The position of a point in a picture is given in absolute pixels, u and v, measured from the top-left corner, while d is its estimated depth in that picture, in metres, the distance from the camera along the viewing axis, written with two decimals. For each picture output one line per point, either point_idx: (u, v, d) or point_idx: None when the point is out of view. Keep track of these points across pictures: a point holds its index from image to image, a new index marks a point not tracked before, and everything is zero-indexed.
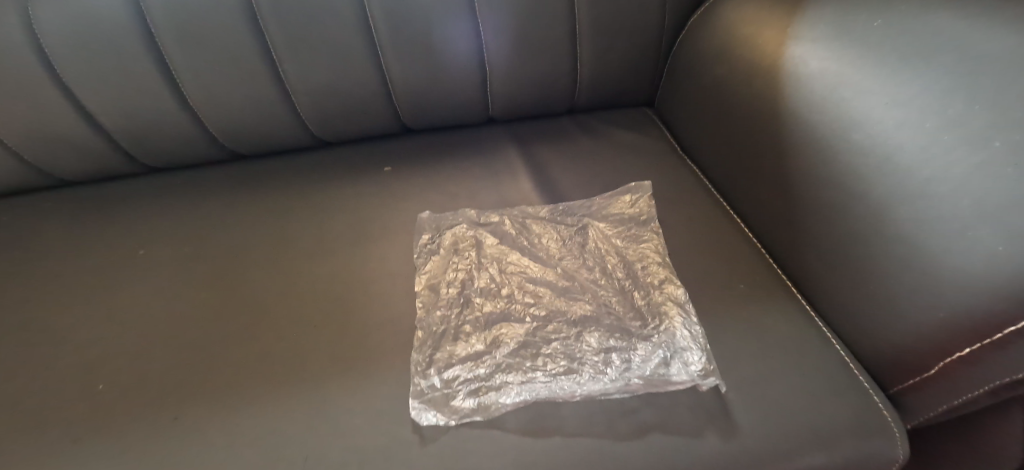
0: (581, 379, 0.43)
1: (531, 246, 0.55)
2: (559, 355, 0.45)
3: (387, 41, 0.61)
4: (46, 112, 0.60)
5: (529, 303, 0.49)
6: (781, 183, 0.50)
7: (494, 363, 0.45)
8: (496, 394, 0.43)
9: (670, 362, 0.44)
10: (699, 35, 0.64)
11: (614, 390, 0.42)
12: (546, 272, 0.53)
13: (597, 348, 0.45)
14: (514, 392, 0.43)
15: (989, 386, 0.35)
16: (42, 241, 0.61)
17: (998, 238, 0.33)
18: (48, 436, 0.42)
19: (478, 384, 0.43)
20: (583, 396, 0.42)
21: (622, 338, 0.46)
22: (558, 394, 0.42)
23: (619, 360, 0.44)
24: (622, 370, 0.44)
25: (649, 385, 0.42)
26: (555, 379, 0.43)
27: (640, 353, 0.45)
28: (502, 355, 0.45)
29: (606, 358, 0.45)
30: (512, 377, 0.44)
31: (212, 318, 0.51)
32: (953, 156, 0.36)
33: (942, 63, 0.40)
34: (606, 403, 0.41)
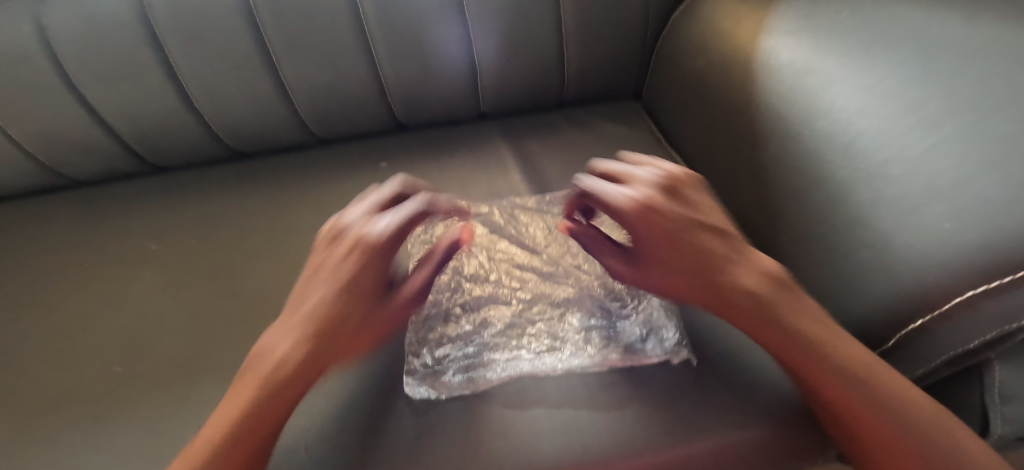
0: (563, 355, 0.46)
1: (519, 235, 0.58)
2: (543, 334, 0.48)
3: (381, 42, 0.64)
4: (59, 115, 0.64)
5: (516, 287, 0.52)
6: (756, 171, 0.53)
7: (482, 342, 0.48)
8: (483, 370, 0.46)
9: (646, 338, 0.47)
10: (681, 29, 0.67)
11: (592, 365, 0.45)
12: (533, 258, 0.55)
13: (579, 327, 0.48)
14: (500, 368, 0.46)
15: (946, 356, 0.37)
16: (57, 238, 0.65)
17: (945, 214, 0.36)
18: (75, 419, 0.47)
19: (467, 361, 0.46)
20: (564, 371, 0.45)
21: (602, 317, 0.49)
22: (541, 369, 0.45)
23: (599, 337, 0.47)
24: (601, 346, 0.47)
25: (624, 359, 0.46)
26: (539, 356, 0.46)
27: (618, 331, 0.48)
28: (489, 335, 0.48)
29: (587, 336, 0.48)
30: (498, 354, 0.47)
31: (219, 307, 0.55)
32: (906, 139, 0.39)
33: (900, 53, 0.43)
34: (584, 377, 0.45)
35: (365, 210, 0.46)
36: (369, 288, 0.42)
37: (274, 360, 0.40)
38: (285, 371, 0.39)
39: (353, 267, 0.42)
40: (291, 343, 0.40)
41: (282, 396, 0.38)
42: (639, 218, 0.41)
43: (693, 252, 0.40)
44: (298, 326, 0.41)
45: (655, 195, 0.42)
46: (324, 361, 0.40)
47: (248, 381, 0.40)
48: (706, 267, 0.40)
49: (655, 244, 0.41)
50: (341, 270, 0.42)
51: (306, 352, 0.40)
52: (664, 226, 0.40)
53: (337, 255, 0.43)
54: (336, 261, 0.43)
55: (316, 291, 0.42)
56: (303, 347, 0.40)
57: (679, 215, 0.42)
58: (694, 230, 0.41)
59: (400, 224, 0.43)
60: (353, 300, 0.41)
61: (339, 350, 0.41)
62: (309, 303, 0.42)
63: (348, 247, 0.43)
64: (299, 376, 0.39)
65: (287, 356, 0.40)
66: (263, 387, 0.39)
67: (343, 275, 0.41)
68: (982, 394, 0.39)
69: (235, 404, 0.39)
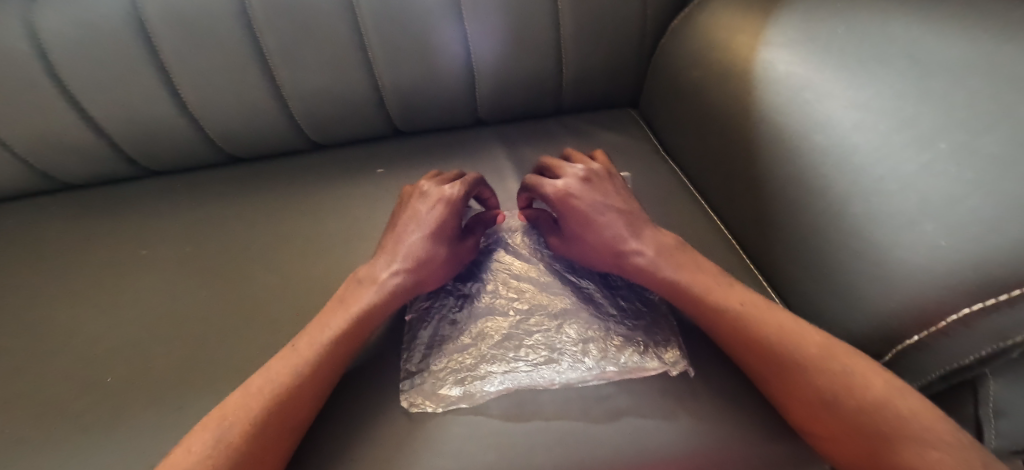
0: (561, 367, 0.46)
1: (516, 245, 0.57)
2: (540, 346, 0.48)
3: (378, 49, 0.64)
4: (50, 117, 0.63)
5: (513, 298, 0.52)
6: (752, 183, 0.53)
7: (479, 354, 0.47)
8: (480, 383, 0.45)
9: (644, 350, 0.47)
10: (678, 38, 0.67)
11: (591, 377, 0.45)
12: (529, 268, 0.55)
13: (577, 339, 0.48)
14: (498, 381, 0.45)
15: (938, 372, 0.37)
16: (46, 242, 0.64)
17: (940, 232, 0.36)
18: (61, 429, 0.46)
19: (464, 374, 0.46)
20: (562, 384, 0.45)
21: (600, 329, 0.49)
22: (539, 382, 0.45)
23: (597, 349, 0.47)
24: (600, 359, 0.46)
25: (622, 372, 0.45)
26: (536, 368, 0.46)
27: (616, 343, 0.47)
28: (486, 347, 0.48)
29: (584, 347, 0.47)
30: (495, 367, 0.46)
31: (210, 315, 0.54)
32: (901, 155, 0.40)
33: (896, 69, 0.43)
34: (582, 390, 0.45)
35: (436, 182, 0.57)
36: (451, 231, 0.52)
37: (379, 286, 0.49)
38: (383, 301, 0.48)
39: (438, 215, 0.52)
40: (394, 269, 0.49)
41: (383, 311, 0.48)
42: (560, 201, 0.51)
43: (604, 228, 0.50)
44: (396, 257, 0.50)
45: (578, 184, 0.52)
46: (417, 288, 0.50)
47: (300, 351, 0.44)
48: (613, 237, 0.49)
49: (575, 219, 0.50)
50: (430, 218, 0.52)
51: (404, 279, 0.49)
52: (578, 209, 0.50)
53: (424, 210, 0.53)
54: (426, 212, 0.53)
55: (407, 235, 0.52)
56: (404, 274, 0.49)
57: (595, 199, 0.51)
58: (609, 210, 0.51)
59: (469, 187, 0.55)
60: (437, 241, 0.51)
61: (434, 277, 0.50)
62: (401, 242, 0.51)
63: (433, 204, 0.53)
64: (398, 298, 0.49)
65: (390, 279, 0.49)
66: (365, 310, 0.47)
67: (432, 221, 0.52)
68: (976, 409, 0.39)
69: (313, 338, 0.45)
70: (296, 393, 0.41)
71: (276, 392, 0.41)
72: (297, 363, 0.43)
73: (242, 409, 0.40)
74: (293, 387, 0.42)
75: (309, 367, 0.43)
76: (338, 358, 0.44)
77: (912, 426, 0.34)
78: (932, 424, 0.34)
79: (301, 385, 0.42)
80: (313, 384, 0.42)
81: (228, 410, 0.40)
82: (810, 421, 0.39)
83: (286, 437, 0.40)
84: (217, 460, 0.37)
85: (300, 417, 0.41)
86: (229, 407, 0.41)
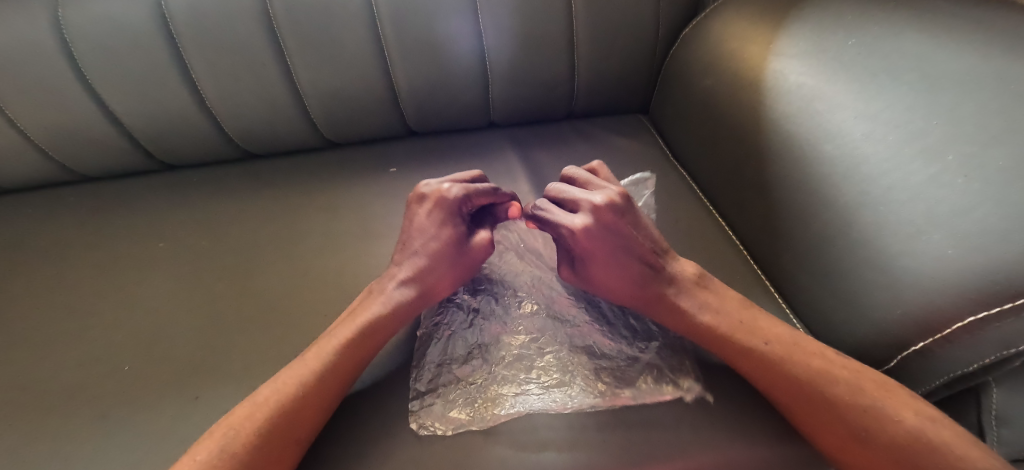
0: (572, 391, 0.46)
1: (530, 264, 0.59)
2: (552, 368, 0.48)
3: (395, 50, 0.65)
4: (72, 110, 0.64)
5: (524, 317, 0.53)
6: (762, 190, 0.54)
7: (490, 377, 0.48)
8: (492, 405, 0.46)
9: (658, 377, 0.47)
10: (690, 45, 0.68)
11: (603, 402, 0.45)
12: (540, 287, 0.56)
13: (588, 362, 0.49)
14: (509, 404, 0.46)
15: (946, 376, 0.38)
16: (64, 232, 0.65)
17: (946, 241, 0.37)
18: (78, 415, 0.47)
19: (475, 397, 0.47)
20: (574, 408, 0.45)
21: (611, 356, 0.49)
22: (550, 405, 0.45)
23: (609, 375, 0.48)
24: (612, 384, 0.47)
25: (634, 398, 0.46)
26: (547, 391, 0.47)
27: (628, 369, 0.48)
28: (497, 370, 0.49)
29: (596, 371, 0.48)
30: (507, 389, 0.47)
31: (226, 307, 0.55)
32: (909, 167, 0.41)
33: (906, 82, 0.44)
34: (594, 414, 0.45)
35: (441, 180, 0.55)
36: (451, 240, 0.50)
37: (386, 300, 0.49)
38: (389, 316, 0.48)
39: (438, 222, 0.51)
40: (400, 282, 0.49)
41: (392, 324, 0.48)
42: (585, 247, 0.45)
43: (634, 268, 0.47)
44: (401, 269, 0.50)
45: (607, 227, 0.45)
46: (424, 300, 0.50)
47: (308, 362, 0.45)
48: (642, 279, 0.47)
49: (603, 262, 0.46)
50: (431, 222, 0.51)
51: (410, 292, 0.49)
52: (605, 260, 0.46)
53: (423, 218, 0.52)
54: (424, 220, 0.52)
55: (408, 245, 0.51)
56: (409, 285, 0.49)
57: (622, 243, 0.46)
58: (635, 253, 0.46)
59: (469, 192, 0.53)
60: (439, 253, 0.50)
61: (440, 287, 0.50)
62: (406, 251, 0.51)
63: (431, 210, 0.52)
64: (405, 310, 0.49)
65: (397, 293, 0.49)
66: (371, 322, 0.47)
67: (432, 228, 0.51)
68: (979, 416, 0.40)
69: (323, 351, 0.45)
70: (301, 403, 0.42)
71: (281, 405, 0.41)
72: (303, 375, 0.43)
73: (246, 417, 0.40)
74: (300, 398, 0.42)
75: (315, 381, 0.43)
76: (344, 373, 0.45)
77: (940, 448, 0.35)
78: (954, 440, 0.35)
79: (307, 398, 0.42)
80: (319, 396, 0.43)
81: (232, 422, 0.41)
82: (834, 442, 0.39)
83: (291, 449, 0.40)
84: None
85: (306, 428, 0.42)
86: (236, 417, 0.41)
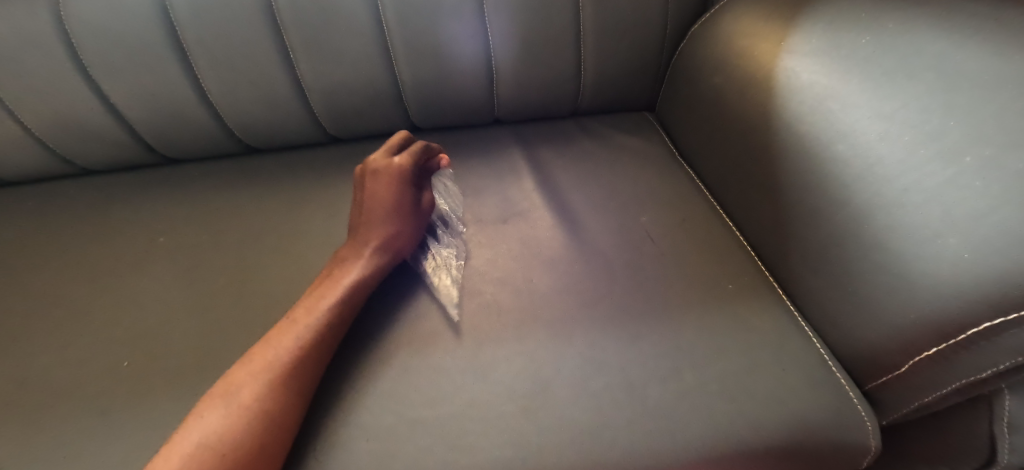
0: None
1: (528, 237, 0.58)
2: None
3: (399, 44, 0.64)
4: (73, 103, 0.63)
5: (502, 262, 0.56)
6: (772, 189, 0.53)
7: None
8: None
9: None
10: (699, 42, 0.67)
11: None
12: (520, 241, 0.58)
13: None
14: None
15: (954, 384, 0.38)
16: (65, 224, 0.64)
17: (964, 245, 0.36)
18: (76, 409, 0.46)
19: None
20: None
21: None
22: None
23: None
24: None
25: None
26: None
27: None
28: None
29: None
30: None
31: (227, 302, 0.55)
32: (926, 168, 0.40)
33: (923, 79, 0.43)
34: None
35: (383, 153, 0.59)
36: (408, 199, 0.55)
37: (360, 262, 0.51)
38: (368, 274, 0.50)
39: (393, 186, 0.55)
40: (373, 245, 0.52)
41: (370, 283, 0.50)
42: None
43: None
44: (371, 233, 0.53)
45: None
46: (396, 257, 0.53)
47: (298, 323, 0.45)
48: None
49: None
50: (396, 187, 0.55)
51: (385, 250, 0.52)
52: None
53: (378, 188, 0.55)
54: (380, 188, 0.55)
55: (373, 212, 0.54)
56: (381, 244, 0.52)
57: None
58: None
59: (410, 156, 0.58)
60: (400, 211, 0.55)
61: (410, 246, 0.55)
62: (376, 217, 0.54)
63: (382, 176, 0.56)
64: (379, 269, 0.51)
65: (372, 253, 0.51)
66: (353, 280, 0.49)
67: (392, 193, 0.55)
68: (991, 424, 0.39)
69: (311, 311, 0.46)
70: (300, 364, 0.42)
71: (279, 361, 0.42)
72: (296, 335, 0.44)
73: (247, 378, 0.41)
74: (297, 355, 0.43)
75: (307, 336, 0.44)
76: (333, 329, 0.45)
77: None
78: None
79: (307, 355, 0.43)
80: (314, 354, 0.43)
81: (232, 385, 0.41)
82: None
83: (298, 407, 0.41)
84: (230, 429, 0.37)
85: (309, 386, 0.42)
86: (234, 380, 0.41)
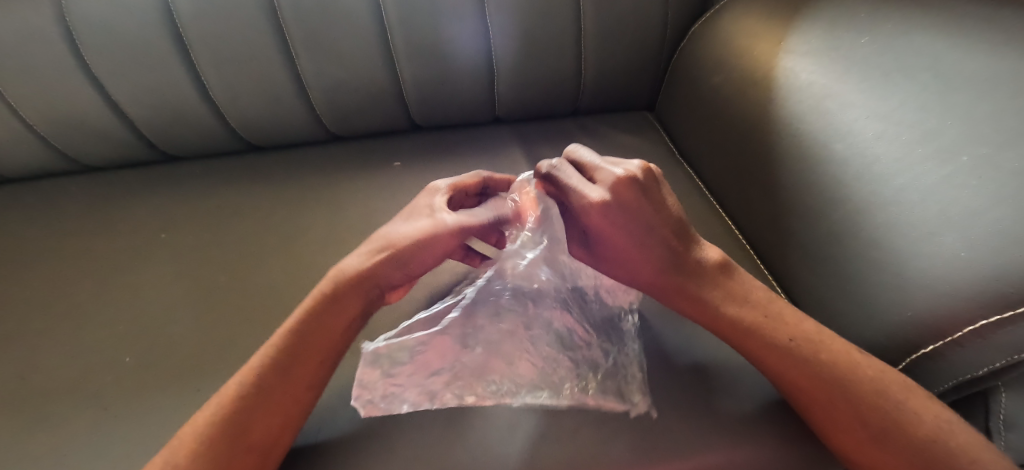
0: None
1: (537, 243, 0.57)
2: None
3: (400, 42, 0.64)
4: (75, 99, 0.64)
5: (531, 329, 0.48)
6: (770, 188, 0.53)
7: None
8: None
9: None
10: (698, 42, 0.67)
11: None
12: (556, 308, 0.50)
13: None
14: None
15: (952, 381, 0.37)
16: (65, 221, 0.65)
17: (960, 243, 0.36)
18: (78, 405, 0.47)
19: None
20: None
21: None
22: None
23: None
24: None
25: None
26: None
27: None
28: None
29: None
30: None
31: (227, 298, 0.55)
32: (923, 168, 0.40)
33: (921, 81, 0.44)
34: None
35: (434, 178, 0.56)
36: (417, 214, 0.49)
37: (334, 279, 0.45)
38: (334, 298, 0.43)
39: (409, 206, 0.51)
40: (355, 260, 0.46)
41: (336, 306, 0.43)
42: (619, 256, 0.45)
43: (608, 242, 0.44)
44: (361, 247, 0.47)
45: (624, 205, 0.42)
46: (372, 277, 0.44)
47: (252, 360, 0.41)
48: (623, 249, 0.44)
49: (615, 251, 0.45)
50: (413, 206, 0.51)
51: (362, 264, 0.45)
52: (615, 239, 0.43)
53: (409, 206, 0.51)
54: (409, 206, 0.51)
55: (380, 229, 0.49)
56: (360, 261, 0.45)
57: (636, 224, 0.43)
58: (631, 238, 0.43)
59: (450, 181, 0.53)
60: (394, 226, 0.48)
61: (390, 269, 0.45)
62: (377, 231, 0.49)
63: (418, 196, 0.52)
64: (353, 288, 0.44)
65: (347, 267, 0.45)
66: (311, 304, 0.43)
67: (409, 210, 0.50)
68: (988, 424, 0.37)
69: (269, 344, 0.42)
70: (243, 403, 0.38)
71: (220, 406, 0.38)
72: (242, 375, 0.40)
73: (195, 419, 0.38)
74: (241, 398, 0.38)
75: (252, 375, 0.40)
76: (280, 363, 0.40)
77: (886, 402, 0.36)
78: (893, 386, 0.36)
79: (251, 397, 0.38)
80: (259, 392, 0.39)
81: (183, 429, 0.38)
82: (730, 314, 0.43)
83: (239, 459, 0.36)
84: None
85: (260, 432, 0.38)
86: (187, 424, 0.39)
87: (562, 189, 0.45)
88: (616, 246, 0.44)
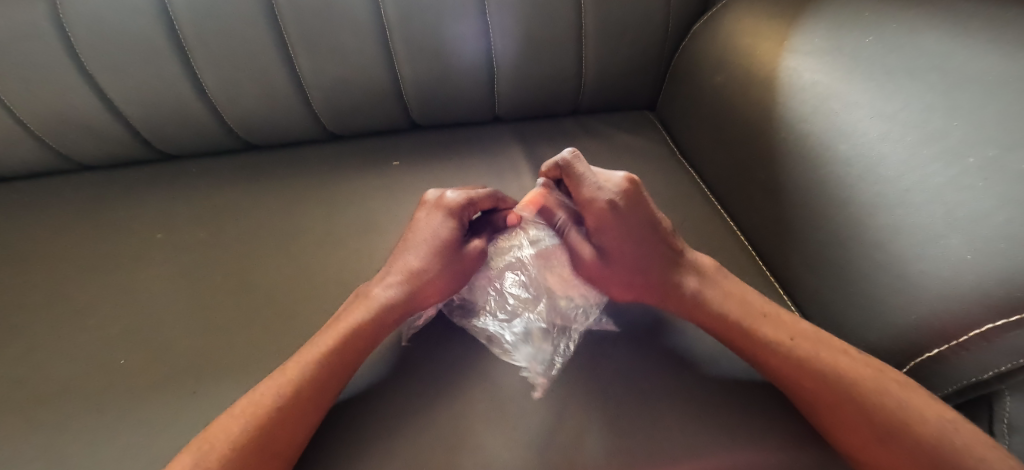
0: None
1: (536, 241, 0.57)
2: None
3: (400, 40, 0.63)
4: (70, 97, 0.63)
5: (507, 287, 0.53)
6: (773, 188, 0.53)
7: None
8: None
9: None
10: (700, 41, 0.67)
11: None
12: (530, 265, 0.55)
13: None
14: None
15: (960, 383, 0.37)
16: (60, 220, 0.64)
17: (966, 245, 0.36)
18: (71, 408, 0.46)
19: None
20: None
21: None
22: None
23: None
24: None
25: None
26: None
27: None
28: None
29: None
30: None
31: (224, 299, 0.54)
32: (928, 170, 0.40)
33: (926, 81, 0.44)
34: None
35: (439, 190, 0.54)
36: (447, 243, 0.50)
37: (372, 303, 0.46)
38: (375, 319, 0.45)
39: (432, 226, 0.51)
40: (390, 284, 0.48)
41: (380, 328, 0.45)
42: (623, 254, 0.47)
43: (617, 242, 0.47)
44: (392, 270, 0.49)
45: (635, 206, 0.47)
46: (414, 300, 0.48)
47: (290, 371, 0.41)
48: (633, 251, 0.47)
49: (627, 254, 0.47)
50: (432, 234, 0.50)
51: (398, 295, 0.47)
52: (626, 237, 0.47)
53: (426, 226, 0.51)
54: (425, 227, 0.51)
55: (403, 254, 0.50)
56: (398, 287, 0.47)
57: (641, 224, 0.47)
58: (642, 237, 0.47)
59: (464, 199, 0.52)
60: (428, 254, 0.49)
61: (433, 293, 0.48)
62: (396, 257, 0.50)
63: (433, 215, 0.51)
64: (392, 310, 0.46)
65: (387, 295, 0.47)
66: (355, 324, 0.45)
67: (433, 236, 0.50)
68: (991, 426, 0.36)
69: (311, 356, 0.42)
70: (280, 416, 0.38)
71: (256, 416, 0.38)
72: (280, 386, 0.40)
73: (222, 428, 0.38)
74: (275, 410, 0.39)
75: (293, 388, 0.40)
76: (324, 378, 0.41)
77: (889, 400, 0.36)
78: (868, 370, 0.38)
79: (279, 408, 0.39)
80: (299, 405, 0.39)
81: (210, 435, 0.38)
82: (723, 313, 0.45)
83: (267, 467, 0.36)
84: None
85: (286, 443, 0.38)
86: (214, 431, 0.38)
87: (577, 180, 0.49)
88: (625, 243, 0.47)
